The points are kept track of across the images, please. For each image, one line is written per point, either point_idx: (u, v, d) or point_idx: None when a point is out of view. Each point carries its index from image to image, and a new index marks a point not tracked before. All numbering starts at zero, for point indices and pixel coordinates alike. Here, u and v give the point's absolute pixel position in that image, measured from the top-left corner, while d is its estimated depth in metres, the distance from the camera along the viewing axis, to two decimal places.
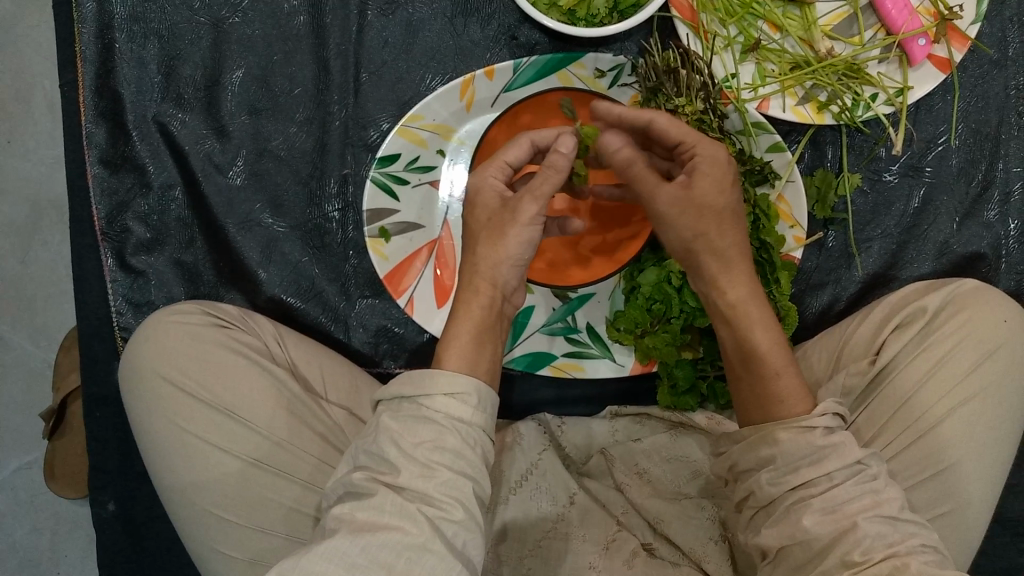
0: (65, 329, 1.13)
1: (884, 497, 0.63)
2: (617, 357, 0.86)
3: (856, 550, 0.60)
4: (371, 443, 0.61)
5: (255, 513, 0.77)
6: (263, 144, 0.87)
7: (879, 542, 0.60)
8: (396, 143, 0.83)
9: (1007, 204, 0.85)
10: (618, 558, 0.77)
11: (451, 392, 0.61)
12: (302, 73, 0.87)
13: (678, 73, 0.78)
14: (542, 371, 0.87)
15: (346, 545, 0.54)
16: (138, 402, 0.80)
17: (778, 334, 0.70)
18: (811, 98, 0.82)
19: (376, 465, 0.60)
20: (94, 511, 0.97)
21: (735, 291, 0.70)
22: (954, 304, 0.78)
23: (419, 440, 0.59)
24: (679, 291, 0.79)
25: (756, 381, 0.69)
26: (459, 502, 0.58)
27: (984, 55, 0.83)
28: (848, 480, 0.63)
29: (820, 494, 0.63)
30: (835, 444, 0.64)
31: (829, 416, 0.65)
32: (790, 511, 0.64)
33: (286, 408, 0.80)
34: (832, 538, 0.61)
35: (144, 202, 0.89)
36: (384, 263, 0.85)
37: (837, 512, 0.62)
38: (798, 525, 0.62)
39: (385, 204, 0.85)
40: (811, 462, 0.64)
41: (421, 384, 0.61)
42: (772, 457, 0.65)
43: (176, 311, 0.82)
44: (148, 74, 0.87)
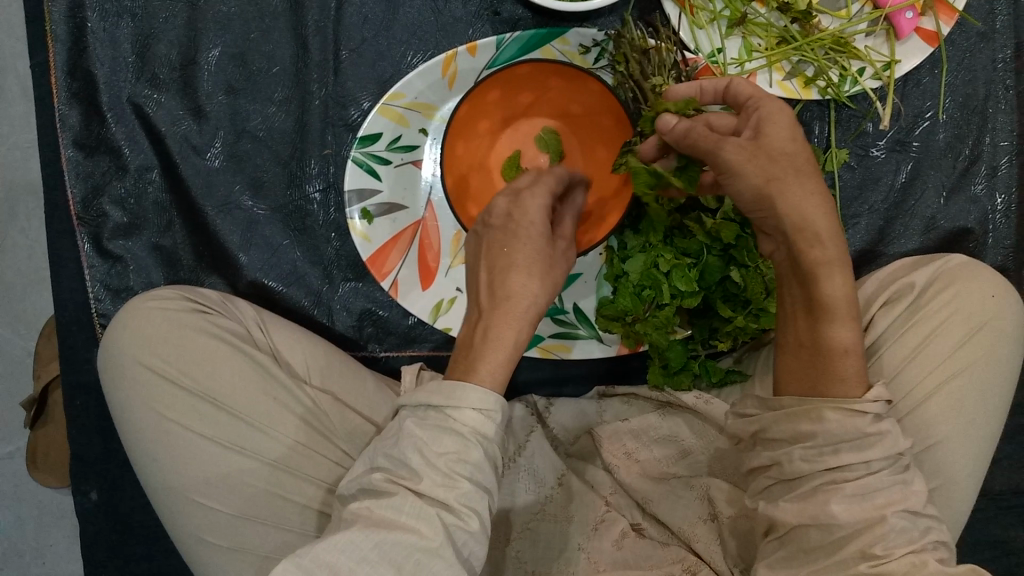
0: (44, 315, 1.11)
1: (913, 488, 0.62)
2: (605, 338, 0.85)
3: (879, 544, 0.59)
4: (392, 445, 0.59)
5: (237, 500, 0.77)
6: (241, 125, 0.85)
7: (903, 537, 0.59)
8: (378, 122, 0.82)
9: (994, 178, 0.85)
10: (607, 539, 0.76)
11: (481, 407, 0.58)
12: (280, 51, 0.85)
13: (650, 52, 0.77)
14: (530, 351, 0.86)
15: (361, 540, 0.55)
16: (118, 389, 0.78)
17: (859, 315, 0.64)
18: (798, 72, 0.80)
19: (395, 466, 0.59)
20: (77, 500, 0.96)
21: (832, 248, 0.62)
22: (943, 279, 0.78)
23: (443, 451, 0.57)
24: (668, 276, 0.77)
25: (824, 355, 0.63)
26: (476, 512, 0.58)
27: (972, 27, 0.82)
28: (884, 470, 0.62)
29: (852, 480, 0.61)
30: (881, 432, 0.62)
31: (882, 402, 0.62)
32: (818, 491, 0.63)
33: (266, 393, 0.78)
34: (856, 528, 0.60)
35: (120, 185, 0.87)
36: (368, 245, 0.84)
37: (867, 502, 0.61)
38: (823, 508, 0.61)
39: (367, 184, 0.84)
40: (853, 445, 0.61)
41: (449, 393, 0.58)
42: (809, 434, 0.63)
43: (155, 296, 0.80)
44: (121, 53, 0.84)
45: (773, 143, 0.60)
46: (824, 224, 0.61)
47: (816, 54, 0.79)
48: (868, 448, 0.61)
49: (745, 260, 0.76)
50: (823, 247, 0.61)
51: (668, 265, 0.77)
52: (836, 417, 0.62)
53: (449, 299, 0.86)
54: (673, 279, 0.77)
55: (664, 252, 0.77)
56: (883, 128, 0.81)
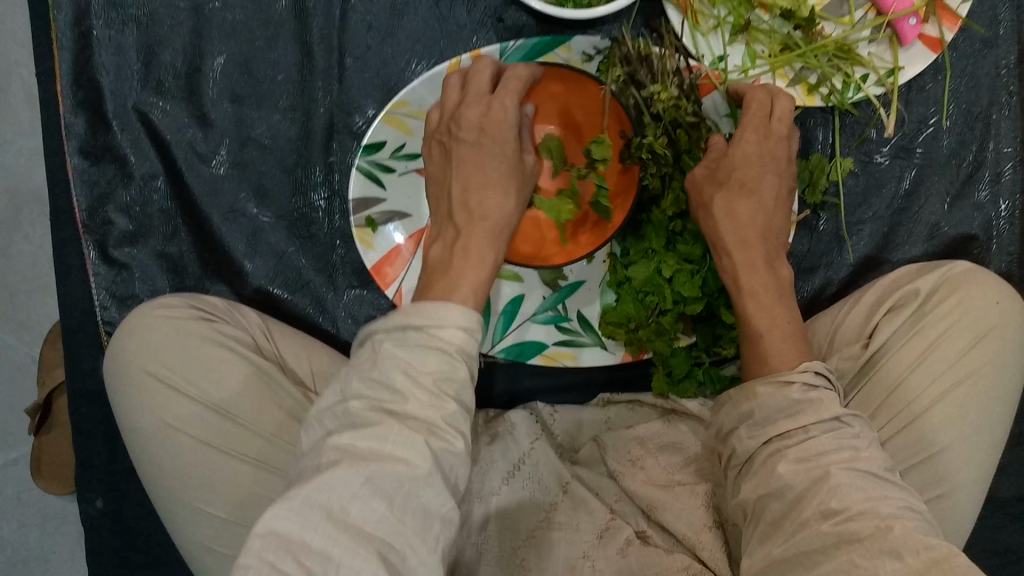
0: (50, 321, 1.12)
1: (864, 454, 0.62)
2: (608, 345, 0.86)
3: (834, 498, 0.59)
4: (371, 369, 0.58)
5: (242, 508, 0.77)
6: (246, 132, 0.86)
7: (856, 491, 0.59)
8: (382, 131, 0.82)
9: (998, 184, 0.85)
10: (611, 548, 0.76)
11: (465, 326, 0.60)
12: (285, 59, 0.85)
13: (653, 59, 0.75)
14: (534, 359, 0.86)
15: (351, 476, 0.54)
16: (124, 398, 0.79)
17: (788, 307, 0.73)
18: (801, 79, 0.81)
19: (377, 392, 0.58)
20: (82, 506, 0.96)
21: (740, 256, 0.73)
22: (946, 287, 0.77)
23: (428, 370, 0.58)
24: (670, 281, 0.79)
25: (745, 341, 0.72)
26: (461, 434, 0.58)
27: (976, 34, 0.82)
28: (825, 434, 0.63)
29: (794, 446, 0.62)
30: (811, 400, 0.64)
31: (812, 373, 0.65)
32: (766, 462, 0.63)
33: (272, 400, 0.79)
34: (805, 489, 0.60)
35: (125, 193, 0.87)
36: (371, 254, 0.84)
37: (811, 462, 0.61)
38: (772, 474, 0.62)
39: (371, 193, 0.83)
40: (789, 415, 0.64)
41: (431, 314, 0.60)
42: (750, 411, 0.66)
43: (161, 304, 0.81)
44: (127, 61, 0.85)
45: (734, 159, 0.74)
46: (751, 233, 0.73)
47: (819, 61, 0.79)
48: (805, 413, 0.63)
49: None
50: (742, 251, 0.73)
51: (670, 271, 0.78)
52: (769, 392, 0.65)
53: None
54: (676, 284, 0.78)
55: (667, 259, 0.78)
56: (888, 135, 0.82)
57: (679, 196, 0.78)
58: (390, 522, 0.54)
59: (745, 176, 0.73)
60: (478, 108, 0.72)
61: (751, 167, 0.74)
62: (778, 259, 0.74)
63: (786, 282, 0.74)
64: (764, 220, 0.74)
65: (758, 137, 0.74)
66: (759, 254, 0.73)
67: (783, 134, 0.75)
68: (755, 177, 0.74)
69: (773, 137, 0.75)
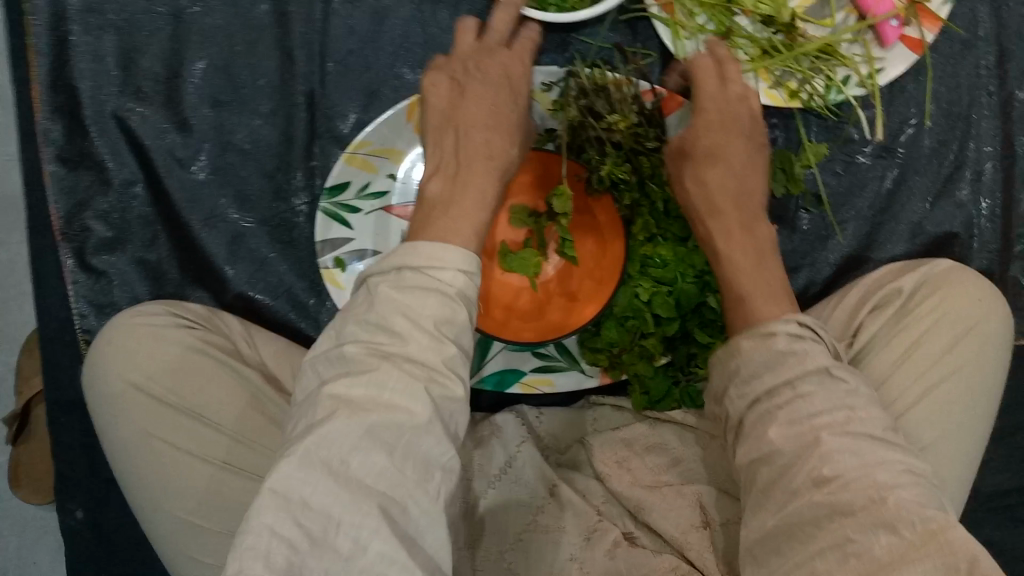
0: (26, 330, 1.10)
1: (859, 414, 0.59)
2: (586, 369, 0.86)
3: (825, 465, 0.57)
4: (365, 313, 0.57)
5: (225, 517, 0.76)
6: (227, 137, 0.85)
7: (847, 456, 0.57)
8: (344, 172, 0.81)
9: (978, 183, 0.86)
10: (598, 549, 0.75)
11: (466, 270, 0.58)
12: (265, 63, 0.84)
13: (609, 89, 0.74)
14: (512, 387, 0.86)
15: (350, 424, 0.53)
16: (104, 408, 0.78)
17: (773, 279, 0.69)
18: (783, 83, 0.81)
19: (373, 336, 0.56)
20: (62, 518, 0.95)
21: (716, 224, 0.72)
22: (929, 285, 0.78)
23: (425, 312, 0.56)
24: (649, 305, 0.79)
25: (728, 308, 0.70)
26: (460, 378, 0.57)
27: (955, 35, 0.83)
28: (817, 393, 0.59)
29: (785, 407, 0.60)
30: (796, 350, 0.61)
31: (794, 324, 0.63)
32: (756, 426, 0.61)
33: (256, 408, 0.78)
34: (794, 455, 0.58)
35: (104, 200, 0.86)
36: (342, 293, 0.84)
37: (802, 425, 0.59)
38: (763, 439, 0.60)
39: (338, 233, 0.83)
40: (772, 369, 0.61)
41: (431, 256, 0.58)
42: (736, 369, 0.64)
43: (142, 312, 0.79)
44: (105, 67, 0.84)
45: (701, 126, 0.73)
46: (718, 197, 0.72)
47: (800, 65, 0.79)
48: (789, 366, 0.61)
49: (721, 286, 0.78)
50: (714, 217, 0.72)
51: (647, 294, 0.79)
52: (753, 346, 0.63)
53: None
54: (654, 307, 0.79)
55: (642, 283, 0.79)
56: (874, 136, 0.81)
57: (648, 220, 0.78)
58: (392, 469, 0.53)
59: (712, 145, 0.72)
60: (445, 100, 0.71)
61: (717, 130, 0.72)
62: (757, 222, 0.73)
63: (763, 242, 0.72)
64: (736, 188, 0.72)
65: (721, 103, 0.72)
66: (731, 220, 0.72)
67: (739, 93, 0.73)
68: (722, 138, 0.72)
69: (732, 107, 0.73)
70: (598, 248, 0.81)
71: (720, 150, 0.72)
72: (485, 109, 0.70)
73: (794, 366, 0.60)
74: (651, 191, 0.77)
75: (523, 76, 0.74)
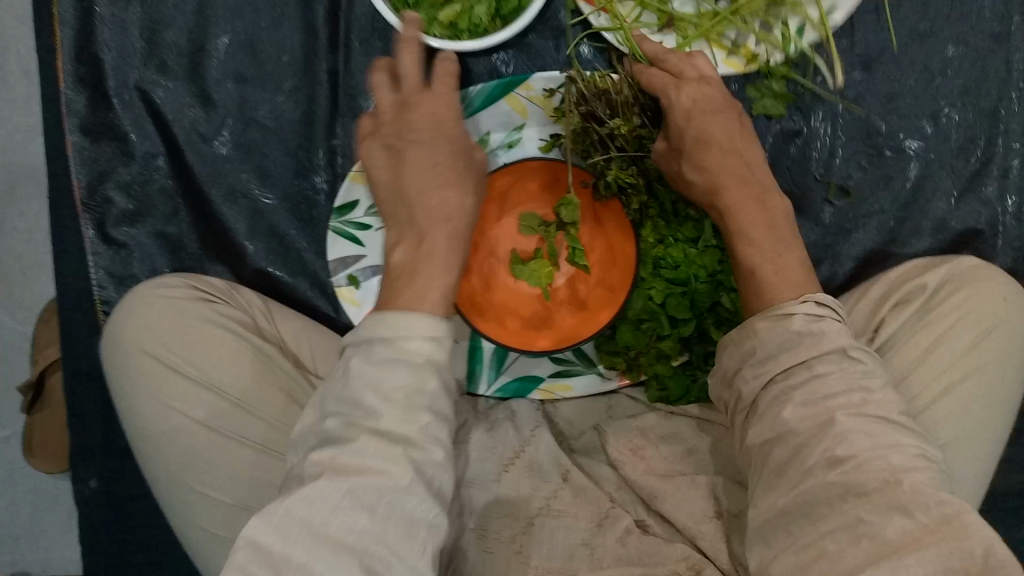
0: (44, 301, 1.11)
1: (875, 397, 0.59)
2: (604, 371, 0.85)
3: (839, 446, 0.57)
4: (342, 389, 0.58)
5: (238, 490, 0.76)
6: (250, 113, 0.85)
7: (865, 438, 0.57)
8: (352, 192, 0.81)
9: (1005, 180, 0.85)
10: (611, 536, 0.75)
11: (433, 335, 0.58)
12: (290, 39, 0.84)
13: (609, 93, 0.74)
14: (531, 395, 0.87)
15: (330, 490, 0.53)
16: (122, 377, 0.78)
17: (790, 248, 0.68)
18: (741, 46, 0.78)
19: (350, 410, 0.57)
20: (76, 487, 0.96)
21: (724, 198, 0.69)
22: (955, 282, 0.77)
23: (397, 384, 0.56)
24: (664, 307, 0.77)
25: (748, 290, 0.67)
26: (440, 441, 0.57)
27: (987, 29, 0.82)
28: (833, 373, 0.59)
29: (799, 387, 0.59)
30: (813, 333, 0.60)
31: (812, 304, 0.62)
32: (769, 406, 0.61)
33: (274, 383, 0.79)
34: (808, 436, 0.58)
35: (126, 171, 0.86)
36: (357, 311, 0.85)
37: (817, 405, 0.58)
38: (776, 419, 0.60)
39: (351, 251, 0.84)
40: (788, 350, 0.60)
41: (395, 327, 0.58)
42: (752, 350, 0.63)
43: (162, 285, 0.79)
44: (130, 39, 0.83)
45: (683, 105, 0.69)
46: (726, 176, 0.69)
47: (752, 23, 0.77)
48: (805, 348, 0.60)
49: (734, 285, 0.77)
50: (721, 197, 0.69)
51: (661, 296, 0.77)
52: (767, 328, 0.62)
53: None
54: (670, 308, 0.77)
55: (655, 285, 0.77)
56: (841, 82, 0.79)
57: (657, 223, 0.77)
58: (373, 533, 0.53)
59: (699, 126, 0.69)
60: (386, 164, 0.70)
61: (697, 115, 0.69)
62: (766, 193, 0.70)
63: (780, 215, 0.69)
64: (740, 167, 0.70)
65: (695, 88, 0.70)
66: (741, 195, 0.69)
67: (700, 77, 0.71)
68: (712, 118, 0.70)
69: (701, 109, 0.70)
70: (607, 255, 0.81)
71: (713, 131, 0.70)
72: (432, 165, 0.68)
73: (810, 348, 0.59)
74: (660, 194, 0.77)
75: (455, 124, 0.71)
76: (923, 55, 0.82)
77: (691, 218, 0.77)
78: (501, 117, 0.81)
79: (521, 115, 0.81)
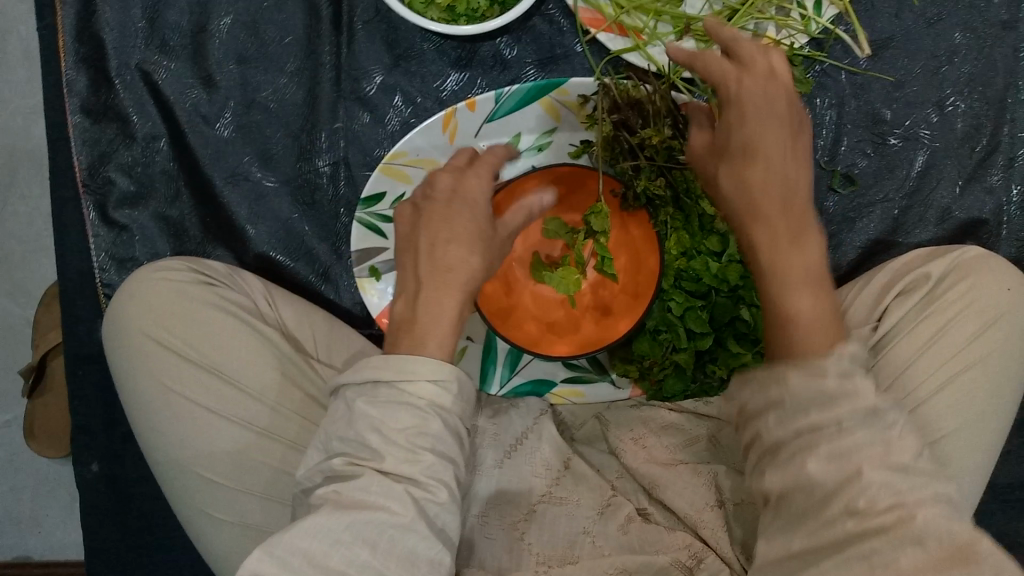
0: (46, 284, 1.11)
1: (895, 444, 0.53)
2: (618, 381, 0.86)
3: (862, 499, 0.51)
4: (345, 429, 0.59)
5: (240, 474, 0.76)
6: (252, 95, 0.84)
7: (886, 491, 0.51)
8: (380, 183, 0.80)
9: (1011, 169, 0.84)
10: (612, 523, 0.75)
11: (435, 379, 0.59)
12: (292, 20, 0.83)
13: (643, 102, 0.74)
14: (543, 397, 0.87)
15: (333, 524, 0.55)
16: (123, 361, 0.78)
17: (828, 288, 0.57)
18: (763, 35, 0.77)
19: (355, 450, 0.58)
20: (77, 470, 0.96)
21: (765, 230, 0.57)
22: (957, 272, 0.77)
23: (401, 427, 0.57)
24: (682, 319, 0.78)
25: (775, 335, 0.57)
26: (443, 483, 0.58)
27: (995, 16, 0.81)
28: (860, 429, 0.52)
29: (827, 438, 0.52)
30: (846, 389, 0.53)
31: (846, 359, 0.54)
32: (790, 454, 0.53)
33: (275, 367, 0.78)
34: (834, 487, 0.52)
35: (127, 153, 0.86)
36: (374, 303, 0.85)
37: (846, 459, 0.52)
38: (801, 471, 0.53)
39: (374, 243, 0.83)
40: (820, 404, 0.53)
41: (402, 369, 0.58)
42: (778, 399, 0.54)
43: (163, 268, 0.79)
44: (131, 19, 0.83)
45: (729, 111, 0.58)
46: (770, 203, 0.57)
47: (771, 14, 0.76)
48: (835, 406, 0.52)
49: (755, 300, 0.76)
50: (759, 223, 0.57)
51: (681, 308, 0.78)
52: (797, 378, 0.54)
53: (458, 350, 0.85)
54: (687, 321, 0.77)
55: (675, 296, 0.78)
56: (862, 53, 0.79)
57: (682, 235, 0.77)
58: (375, 567, 0.55)
59: (750, 135, 0.57)
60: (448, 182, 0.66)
61: (755, 118, 0.57)
62: (809, 226, 0.57)
63: (822, 257, 0.57)
64: (789, 189, 0.57)
65: (757, 89, 0.57)
66: (782, 223, 0.57)
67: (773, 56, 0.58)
68: (774, 123, 0.57)
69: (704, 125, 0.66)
70: (633, 261, 0.80)
71: (769, 139, 0.57)
72: (451, 224, 0.64)
73: (834, 408, 0.52)
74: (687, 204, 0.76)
75: (467, 176, 0.67)
76: (931, 43, 0.81)
77: (717, 231, 0.76)
78: (531, 121, 0.81)
79: (554, 119, 0.81)
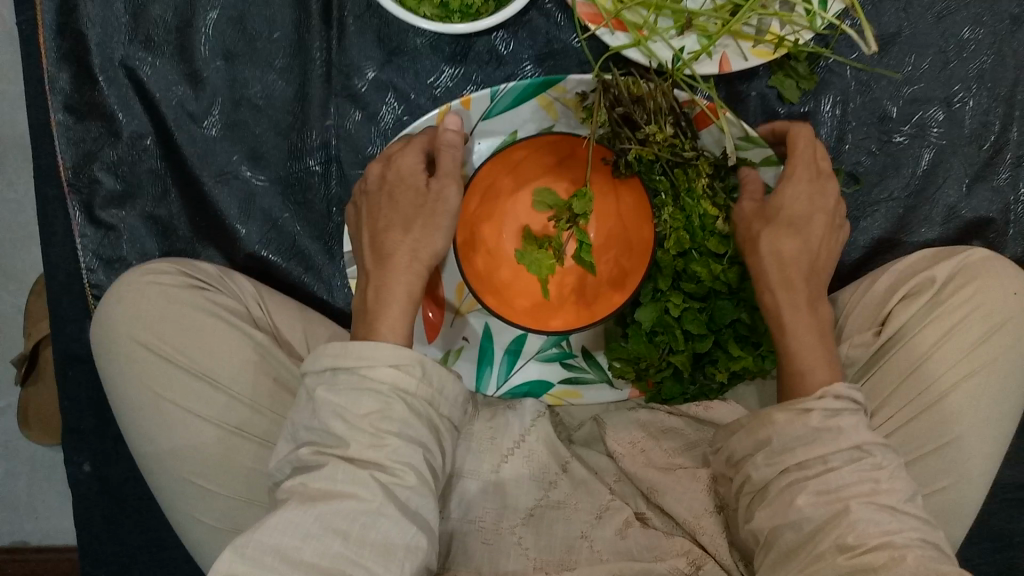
0: (35, 273, 1.09)
1: (883, 486, 0.61)
2: (616, 383, 0.84)
3: (851, 534, 0.59)
4: (309, 417, 0.61)
5: (233, 482, 0.75)
6: (240, 92, 0.82)
7: (873, 527, 0.59)
8: None
9: (1020, 167, 0.83)
10: (609, 528, 0.75)
11: (396, 364, 0.62)
12: (281, 15, 0.81)
13: (645, 98, 0.72)
14: (540, 398, 0.84)
15: (302, 517, 0.56)
16: (112, 366, 0.76)
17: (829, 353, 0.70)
18: (765, 31, 0.75)
19: (320, 436, 0.61)
20: (70, 471, 0.95)
21: (796, 283, 0.70)
22: (966, 273, 0.75)
23: (364, 411, 0.60)
24: (679, 321, 0.75)
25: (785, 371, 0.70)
26: (410, 466, 0.60)
27: (1005, 9, 0.79)
28: (847, 466, 0.61)
29: (814, 477, 0.62)
30: (832, 427, 0.62)
31: (830, 398, 0.64)
32: (784, 491, 0.63)
33: (267, 373, 0.77)
34: (822, 522, 0.60)
35: (113, 152, 0.83)
36: None
37: (832, 494, 0.61)
38: (791, 505, 0.62)
39: None
40: (807, 442, 0.62)
41: (360, 354, 0.61)
42: (767, 438, 0.64)
43: (151, 271, 0.77)
44: (115, 13, 0.80)
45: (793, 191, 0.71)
46: (798, 267, 0.70)
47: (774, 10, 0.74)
48: (825, 443, 0.62)
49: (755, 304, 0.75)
50: (786, 291, 0.70)
51: (678, 311, 0.75)
52: (786, 418, 0.64)
53: (455, 350, 0.82)
54: (686, 324, 0.75)
55: (674, 298, 0.75)
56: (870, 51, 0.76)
57: (682, 235, 0.73)
58: (348, 556, 0.56)
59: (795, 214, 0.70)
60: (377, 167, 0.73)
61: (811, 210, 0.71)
62: (820, 300, 0.72)
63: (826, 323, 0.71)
64: (811, 262, 0.71)
65: (809, 183, 0.71)
66: (801, 295, 0.70)
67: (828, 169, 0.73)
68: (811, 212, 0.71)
69: (823, 174, 0.72)
70: (624, 241, 0.78)
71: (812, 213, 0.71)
72: (393, 209, 0.71)
73: (828, 443, 0.62)
74: (689, 203, 0.73)
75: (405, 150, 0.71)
76: (938, 37, 0.79)
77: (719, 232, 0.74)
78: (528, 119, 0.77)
79: (551, 118, 0.78)
